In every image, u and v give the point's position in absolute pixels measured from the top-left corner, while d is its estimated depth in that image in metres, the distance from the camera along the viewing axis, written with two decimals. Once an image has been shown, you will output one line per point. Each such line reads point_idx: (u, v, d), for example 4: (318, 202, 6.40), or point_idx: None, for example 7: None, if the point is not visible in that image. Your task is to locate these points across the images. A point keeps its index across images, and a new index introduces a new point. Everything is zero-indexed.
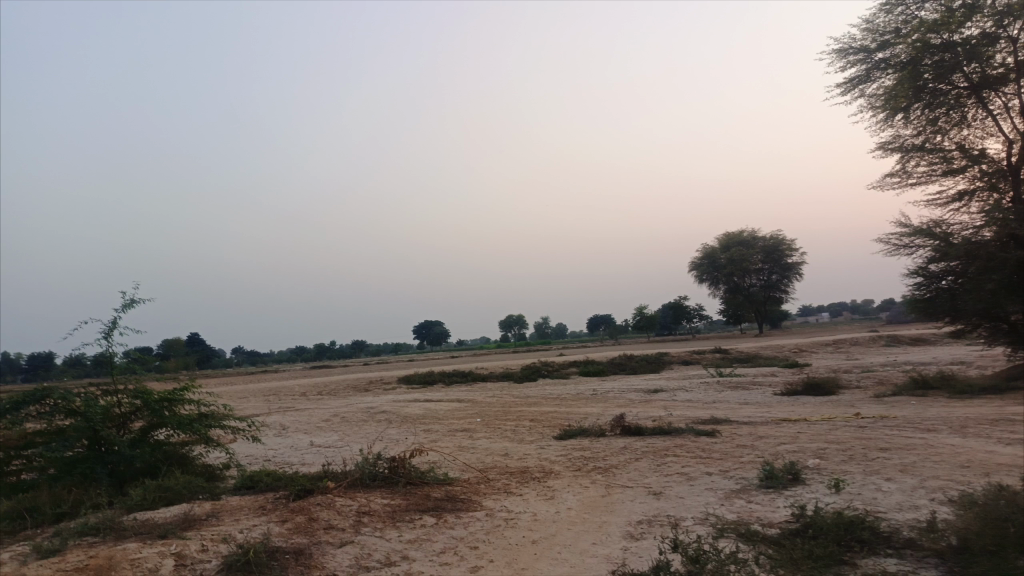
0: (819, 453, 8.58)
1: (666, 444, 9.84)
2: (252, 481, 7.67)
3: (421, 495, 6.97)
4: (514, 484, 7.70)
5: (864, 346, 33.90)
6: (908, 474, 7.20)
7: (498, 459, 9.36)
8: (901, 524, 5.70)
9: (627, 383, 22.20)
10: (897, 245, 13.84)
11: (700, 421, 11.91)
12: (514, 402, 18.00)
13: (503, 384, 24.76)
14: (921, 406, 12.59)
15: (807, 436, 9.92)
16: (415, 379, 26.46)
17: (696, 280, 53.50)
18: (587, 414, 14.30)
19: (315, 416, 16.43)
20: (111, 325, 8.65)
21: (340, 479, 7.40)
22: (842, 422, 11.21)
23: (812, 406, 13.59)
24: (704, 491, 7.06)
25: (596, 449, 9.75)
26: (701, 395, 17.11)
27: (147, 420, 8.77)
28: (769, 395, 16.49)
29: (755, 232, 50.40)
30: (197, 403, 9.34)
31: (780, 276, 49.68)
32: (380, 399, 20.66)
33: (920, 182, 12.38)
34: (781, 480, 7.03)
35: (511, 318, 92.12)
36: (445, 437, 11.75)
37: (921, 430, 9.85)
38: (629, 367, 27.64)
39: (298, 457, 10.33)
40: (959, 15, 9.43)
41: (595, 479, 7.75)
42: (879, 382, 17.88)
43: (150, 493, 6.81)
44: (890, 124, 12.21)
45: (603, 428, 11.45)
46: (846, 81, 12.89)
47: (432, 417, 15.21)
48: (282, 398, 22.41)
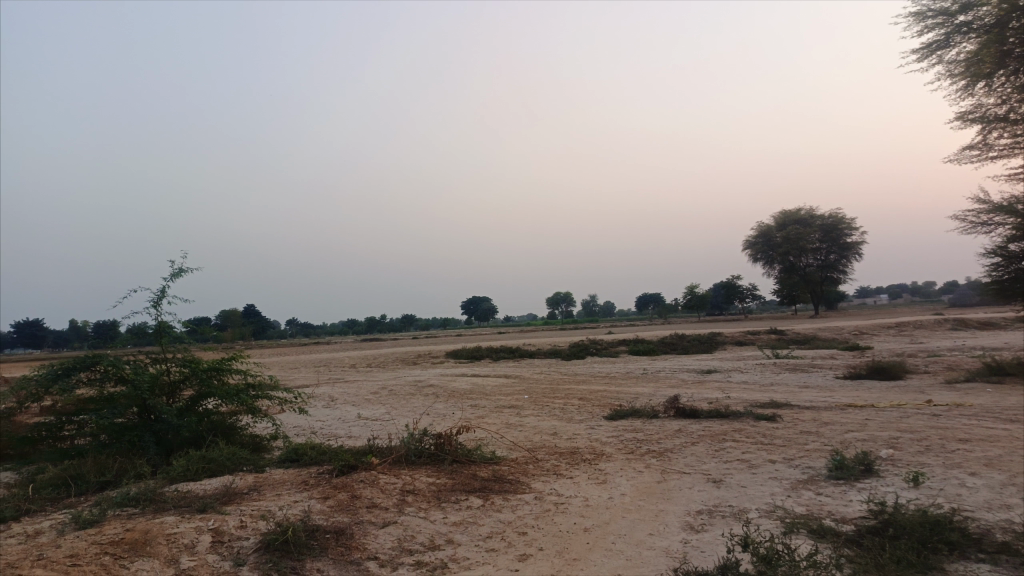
0: (892, 442, 8.01)
1: (724, 428, 9.37)
2: (296, 454, 7.53)
3: (467, 474, 6.69)
4: (564, 466, 7.37)
5: (930, 329, 32.43)
6: (995, 469, 6.60)
7: (547, 438, 9.04)
8: (992, 524, 5.17)
9: (679, 363, 21.65)
10: (972, 223, 12.95)
11: (759, 405, 11.37)
12: (563, 379, 17.67)
13: (551, 361, 24.45)
14: (999, 394, 11.78)
15: (877, 424, 9.32)
16: (462, 354, 26.37)
17: (751, 260, 52.15)
18: (638, 394, 13.88)
19: (363, 389, 16.40)
20: (160, 294, 8.58)
21: (385, 455, 7.18)
22: (913, 409, 10.53)
23: (878, 392, 12.88)
24: (768, 480, 6.61)
25: (650, 431, 9.35)
26: (757, 377, 16.51)
27: (195, 389, 8.72)
28: (830, 379, 15.78)
29: (814, 210, 48.72)
30: (245, 372, 9.25)
31: (839, 256, 47.79)
32: (427, 373, 20.60)
33: (1002, 156, 11.51)
34: (852, 470, 6.53)
35: (560, 295, 91.64)
36: (492, 414, 11.50)
37: (1002, 420, 9.15)
38: (681, 346, 27.00)
39: (345, 430, 10.20)
40: None
41: (650, 464, 7.36)
42: (950, 368, 16.94)
43: (193, 465, 6.70)
44: (971, 93, 11.31)
45: (656, 409, 11.03)
46: (923, 46, 11.94)
47: (479, 392, 15.00)
48: (331, 370, 22.57)
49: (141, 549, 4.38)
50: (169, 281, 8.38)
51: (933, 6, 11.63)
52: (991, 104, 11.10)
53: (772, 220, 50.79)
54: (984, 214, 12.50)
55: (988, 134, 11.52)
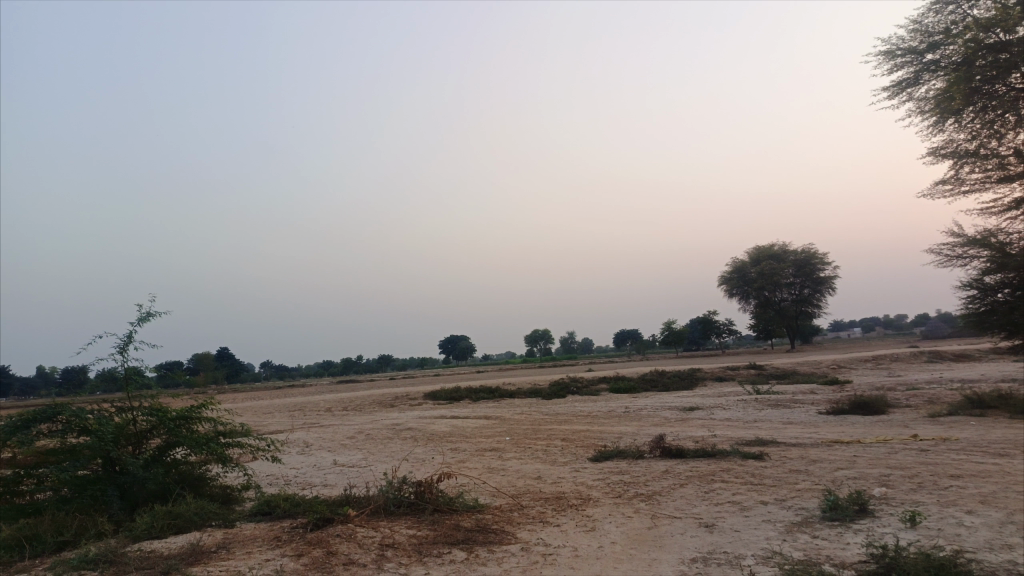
0: (884, 480, 7.84)
1: (711, 468, 9.14)
2: (269, 507, 7.17)
3: (450, 525, 6.38)
4: (550, 512, 7.08)
5: (906, 362, 32.64)
6: (991, 507, 6.45)
7: (531, 483, 8.74)
8: (997, 566, 4.98)
9: (660, 400, 21.43)
10: (948, 256, 13.00)
11: (745, 443, 11.18)
12: (544, 420, 17.36)
13: (531, 401, 24.12)
14: (983, 428, 11.71)
15: (866, 460, 9.17)
16: (441, 394, 25.94)
17: (727, 295, 52.49)
18: (622, 433, 13.63)
19: (340, 433, 15.95)
20: (126, 339, 8.22)
21: (363, 506, 6.85)
22: (901, 444, 10.40)
23: (863, 427, 12.76)
24: (762, 523, 6.39)
25: (636, 473, 9.10)
26: (740, 413, 16.35)
27: (163, 438, 8.33)
28: (813, 414, 15.67)
29: (787, 245, 49.35)
30: (216, 420, 8.89)
31: (813, 290, 48.39)
32: (406, 416, 20.18)
33: (974, 190, 11.59)
34: (847, 511, 6.34)
35: (536, 333, 91.36)
36: (473, 457, 11.17)
37: (992, 455, 9.03)
38: (661, 383, 26.83)
39: (321, 478, 9.82)
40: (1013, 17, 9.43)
41: (639, 509, 7.10)
42: (931, 401, 16.92)
43: (158, 521, 6.32)
44: (942, 129, 11.46)
45: (641, 449, 10.79)
46: (894, 84, 12.13)
47: (459, 435, 14.64)
48: (306, 414, 22.05)
49: None
50: (136, 326, 8.05)
51: (901, 45, 11.86)
52: (962, 139, 11.18)
53: (746, 255, 51.28)
54: (960, 247, 12.57)
55: (960, 169, 11.61)
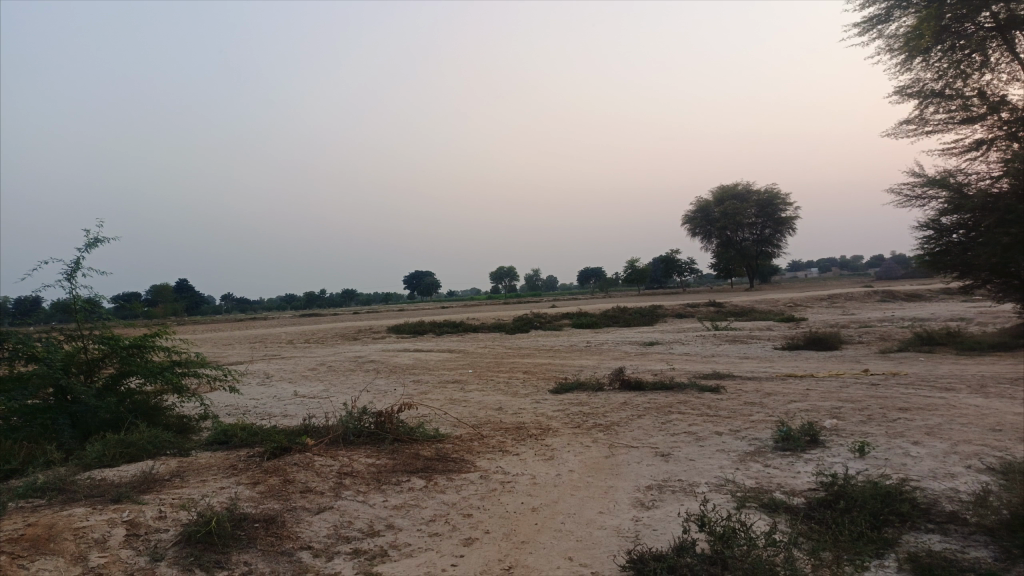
0: (835, 412, 8.04)
1: (669, 400, 9.29)
2: (225, 436, 7.09)
3: (409, 454, 6.38)
4: (510, 442, 7.13)
5: (860, 301, 33.54)
6: (936, 438, 6.66)
7: (491, 413, 8.79)
8: (939, 493, 5.16)
9: (621, 335, 21.73)
10: (908, 197, 13.15)
11: (703, 376, 11.40)
12: (506, 354, 17.46)
13: (494, 335, 24.22)
14: (931, 364, 12.10)
15: (818, 394, 9.41)
16: (405, 328, 25.90)
17: (689, 234, 52.89)
18: (583, 367, 13.77)
19: (300, 365, 15.84)
20: (74, 265, 7.94)
21: (321, 435, 6.81)
22: (852, 379, 10.68)
23: (817, 362, 13.09)
24: (716, 452, 6.51)
25: (596, 404, 9.21)
26: (699, 348, 16.67)
27: (116, 367, 8.15)
28: (770, 350, 16.03)
29: (750, 186, 49.58)
30: (171, 349, 8.74)
31: (773, 230, 48.99)
32: (368, 349, 20.15)
33: (937, 131, 11.64)
34: (799, 441, 6.49)
35: (501, 269, 91.50)
36: (435, 389, 11.20)
37: (938, 389, 9.33)
38: (623, 319, 27.16)
39: (280, 408, 9.74)
40: None
41: (597, 438, 7.18)
42: (883, 338, 17.44)
43: (110, 449, 6.17)
44: (908, 67, 11.42)
45: (601, 382, 10.91)
46: (865, 20, 12.01)
47: (421, 367, 14.65)
48: (267, 346, 21.89)
49: (43, 546, 3.87)
50: (84, 252, 7.78)
51: None
52: (928, 79, 11.18)
53: (710, 195, 51.56)
54: (920, 187, 12.73)
55: (925, 110, 11.62)
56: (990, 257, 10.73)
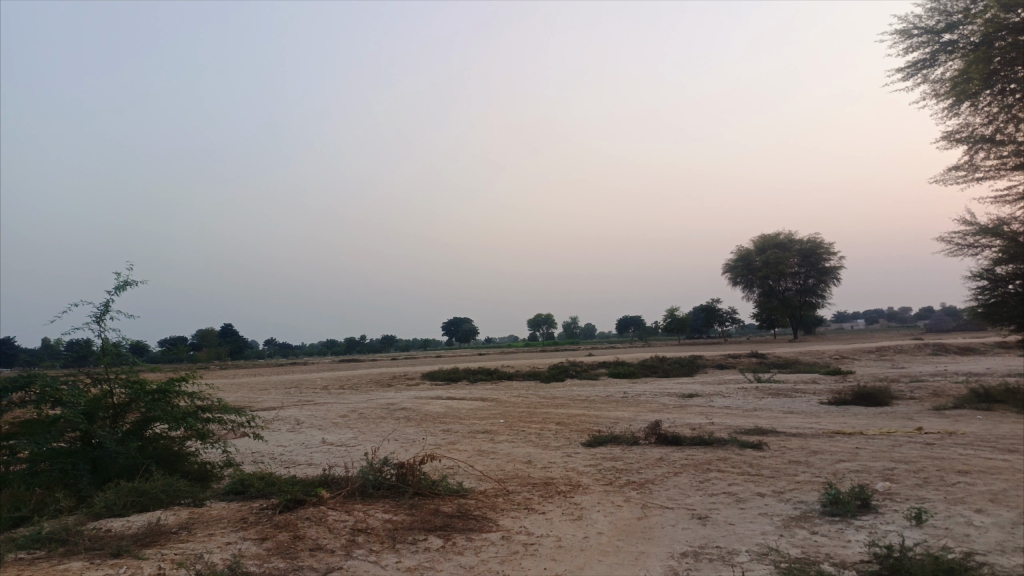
0: (887, 474, 7.48)
1: (707, 456, 8.81)
2: (242, 486, 6.88)
3: (428, 510, 6.06)
4: (536, 499, 6.75)
5: (910, 354, 32.27)
6: (1001, 506, 6.10)
7: (520, 467, 8.42)
8: (1008, 570, 4.64)
9: (660, 386, 21.10)
10: (959, 245, 12.58)
11: (744, 431, 10.86)
12: (540, 403, 16.99)
13: (528, 384, 23.71)
14: (989, 422, 11.35)
15: (869, 453, 8.81)
16: (439, 375, 25.65)
17: (730, 283, 52.04)
18: (618, 419, 13.29)
19: (331, 412, 15.64)
20: (103, 308, 7.97)
21: (339, 487, 6.55)
22: (905, 437, 10.03)
23: (866, 418, 12.41)
24: (758, 516, 6.05)
25: (630, 460, 8.76)
26: (740, 402, 16.03)
27: (141, 412, 8.04)
28: (815, 404, 15.34)
29: (792, 234, 48.74)
30: (196, 394, 8.64)
31: (817, 280, 47.95)
32: (401, 395, 19.92)
33: (988, 178, 11.17)
34: (849, 506, 6.00)
35: (540, 317, 91.15)
36: (464, 439, 10.85)
37: (999, 450, 8.67)
38: (662, 370, 26.51)
39: (305, 457, 9.51)
40: None
41: (629, 498, 6.76)
42: (936, 394, 16.58)
43: (122, 497, 5.98)
44: (956, 111, 11.02)
45: (636, 435, 10.45)
46: (909, 64, 11.70)
47: (453, 416, 14.32)
48: (301, 391, 21.81)
49: None
50: (112, 294, 7.80)
51: (918, 24, 11.38)
52: (978, 123, 10.78)
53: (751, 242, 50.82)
54: (971, 235, 12.18)
55: (974, 155, 11.17)
56: None
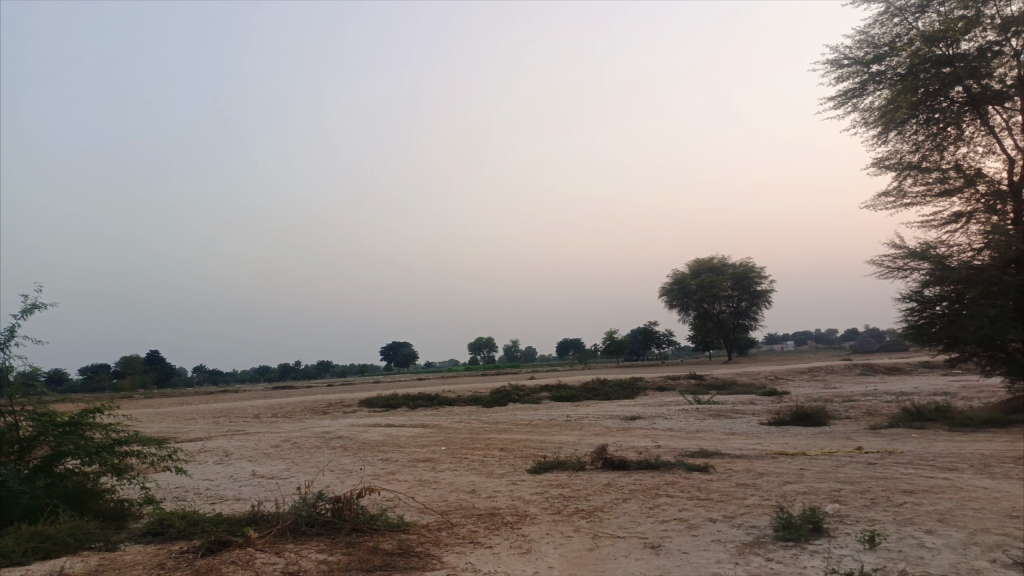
0: (835, 496, 7.43)
1: (655, 481, 8.63)
2: (161, 526, 6.33)
3: (367, 548, 5.65)
4: (482, 532, 6.41)
5: (841, 375, 33.19)
6: (950, 526, 6.08)
7: (464, 497, 8.06)
8: None
9: (602, 409, 20.99)
10: (889, 269, 12.90)
11: (690, 454, 10.75)
12: (483, 429, 16.61)
13: (470, 409, 23.29)
14: (925, 441, 11.56)
15: (814, 474, 8.78)
16: (378, 401, 24.96)
17: (667, 306, 52.85)
18: (562, 444, 13.04)
19: (263, 442, 14.90)
20: (8, 333, 7.33)
21: (270, 525, 6.08)
22: (847, 457, 10.09)
23: (807, 439, 12.49)
24: (711, 543, 5.86)
25: (577, 486, 8.51)
26: (682, 424, 16.01)
27: (51, 447, 7.37)
28: (756, 425, 15.44)
29: (725, 258, 50.02)
30: (113, 426, 7.98)
31: (749, 303, 49.15)
32: (338, 423, 19.21)
33: (914, 204, 11.56)
34: (801, 531, 5.88)
35: (479, 340, 90.70)
36: (405, 469, 10.40)
37: (939, 469, 8.76)
38: (603, 393, 26.48)
39: (234, 491, 8.92)
40: (964, 26, 9.72)
41: (578, 527, 6.49)
42: (870, 413, 16.94)
43: (22, 542, 5.38)
44: (885, 140, 11.36)
45: (582, 460, 10.21)
46: (839, 93, 12.02)
47: (393, 444, 13.81)
48: (231, 420, 20.81)
49: None
50: (18, 318, 7.19)
51: (848, 55, 11.69)
52: (907, 151, 11.14)
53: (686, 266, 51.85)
54: (900, 259, 12.47)
55: (902, 182, 11.50)
56: (967, 331, 11.16)
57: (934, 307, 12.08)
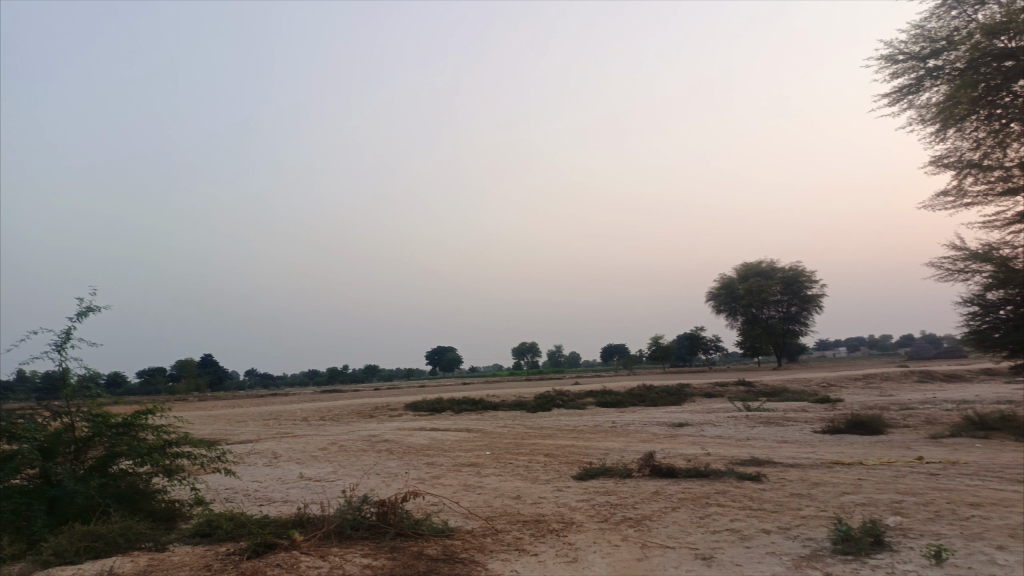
0: (896, 508, 7.10)
1: (705, 489, 8.39)
2: (210, 528, 6.39)
3: (411, 553, 5.58)
4: (528, 539, 6.29)
5: (897, 381, 32.10)
6: (1022, 542, 5.73)
7: (509, 503, 7.95)
8: None
9: (649, 415, 20.68)
10: (949, 271, 12.37)
11: (740, 462, 10.45)
12: (528, 434, 16.50)
13: (515, 414, 23.20)
14: (991, 451, 11.02)
15: (873, 485, 8.42)
16: (423, 405, 25.05)
17: (714, 311, 52.00)
18: (609, 450, 12.84)
19: (311, 444, 15.06)
20: (64, 336, 7.51)
21: (315, 529, 6.07)
22: (907, 467, 9.68)
23: (864, 448, 12.04)
24: (766, 556, 5.64)
25: (625, 494, 8.32)
26: (732, 431, 15.63)
27: (105, 448, 7.51)
28: (809, 433, 14.98)
29: (774, 262, 49.00)
30: (165, 427, 8.10)
31: (799, 308, 47.98)
32: (383, 427, 19.32)
33: (977, 203, 11.01)
34: (861, 544, 5.61)
35: (524, 345, 90.68)
36: (449, 473, 10.36)
37: (1008, 481, 8.32)
38: (649, 398, 26.12)
39: (282, 493, 8.98)
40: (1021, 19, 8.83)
41: (627, 536, 6.33)
42: (930, 421, 16.28)
43: (74, 542, 5.48)
44: (943, 137, 10.89)
45: (630, 467, 10.01)
46: (895, 90, 11.57)
47: (438, 448, 13.80)
48: (280, 423, 21.11)
49: None
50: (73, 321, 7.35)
51: (903, 50, 11.27)
52: (966, 148, 10.61)
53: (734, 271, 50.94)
54: (961, 261, 11.95)
55: (962, 180, 11.03)
56: None
57: (998, 310, 11.52)
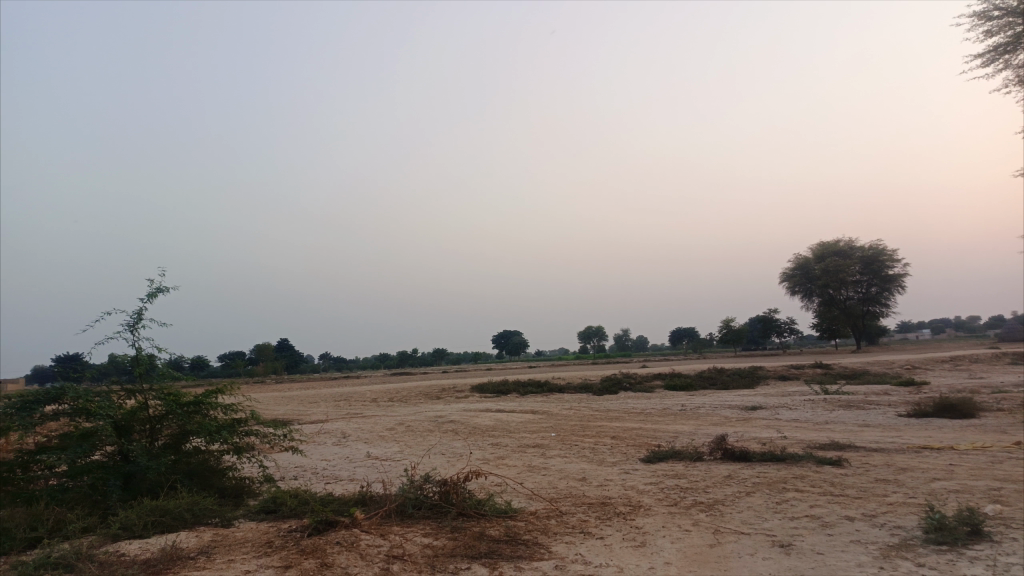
0: (995, 495, 6.55)
1: (782, 474, 7.97)
2: (275, 505, 6.41)
3: (472, 533, 5.44)
4: (593, 521, 6.07)
5: (989, 364, 30.30)
6: None
7: (574, 485, 7.74)
8: None
9: (720, 398, 20.09)
10: None
11: (819, 447, 9.95)
12: (595, 416, 16.24)
13: (582, 397, 22.93)
14: None
15: (966, 471, 7.84)
16: (490, 388, 25.08)
17: (788, 292, 50.31)
18: (678, 433, 12.47)
19: (379, 425, 15.20)
20: (135, 317, 7.67)
21: (376, 508, 6.00)
22: (1004, 453, 9.00)
23: (954, 432, 11.30)
24: (849, 544, 5.26)
25: (695, 477, 8.00)
26: (809, 414, 14.99)
27: (177, 426, 7.65)
28: (892, 417, 14.20)
29: (853, 241, 46.98)
30: (234, 407, 8.20)
31: (880, 288, 45.78)
32: (450, 408, 19.39)
33: None
34: (957, 534, 5.16)
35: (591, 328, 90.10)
36: (514, 454, 10.22)
37: None
38: (721, 381, 25.43)
39: (348, 472, 9.02)
40: None
41: (698, 521, 6.03)
42: None
43: (142, 517, 5.56)
44: None
45: (700, 450, 9.65)
46: (989, 49, 10.66)
47: (503, 430, 13.70)
48: (350, 404, 21.49)
49: None
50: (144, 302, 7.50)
51: (999, 5, 10.36)
52: None
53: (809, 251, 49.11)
54: None
55: None
56: None
57: None
